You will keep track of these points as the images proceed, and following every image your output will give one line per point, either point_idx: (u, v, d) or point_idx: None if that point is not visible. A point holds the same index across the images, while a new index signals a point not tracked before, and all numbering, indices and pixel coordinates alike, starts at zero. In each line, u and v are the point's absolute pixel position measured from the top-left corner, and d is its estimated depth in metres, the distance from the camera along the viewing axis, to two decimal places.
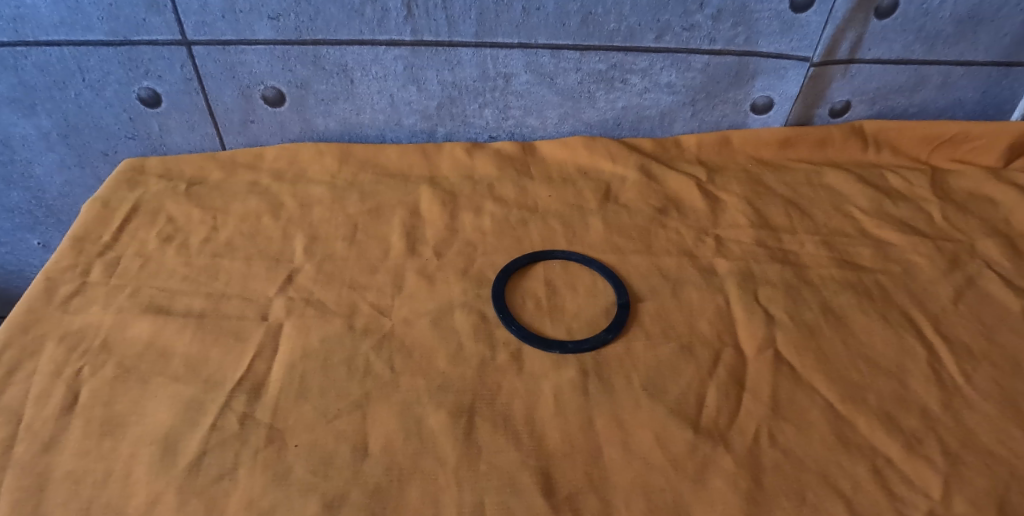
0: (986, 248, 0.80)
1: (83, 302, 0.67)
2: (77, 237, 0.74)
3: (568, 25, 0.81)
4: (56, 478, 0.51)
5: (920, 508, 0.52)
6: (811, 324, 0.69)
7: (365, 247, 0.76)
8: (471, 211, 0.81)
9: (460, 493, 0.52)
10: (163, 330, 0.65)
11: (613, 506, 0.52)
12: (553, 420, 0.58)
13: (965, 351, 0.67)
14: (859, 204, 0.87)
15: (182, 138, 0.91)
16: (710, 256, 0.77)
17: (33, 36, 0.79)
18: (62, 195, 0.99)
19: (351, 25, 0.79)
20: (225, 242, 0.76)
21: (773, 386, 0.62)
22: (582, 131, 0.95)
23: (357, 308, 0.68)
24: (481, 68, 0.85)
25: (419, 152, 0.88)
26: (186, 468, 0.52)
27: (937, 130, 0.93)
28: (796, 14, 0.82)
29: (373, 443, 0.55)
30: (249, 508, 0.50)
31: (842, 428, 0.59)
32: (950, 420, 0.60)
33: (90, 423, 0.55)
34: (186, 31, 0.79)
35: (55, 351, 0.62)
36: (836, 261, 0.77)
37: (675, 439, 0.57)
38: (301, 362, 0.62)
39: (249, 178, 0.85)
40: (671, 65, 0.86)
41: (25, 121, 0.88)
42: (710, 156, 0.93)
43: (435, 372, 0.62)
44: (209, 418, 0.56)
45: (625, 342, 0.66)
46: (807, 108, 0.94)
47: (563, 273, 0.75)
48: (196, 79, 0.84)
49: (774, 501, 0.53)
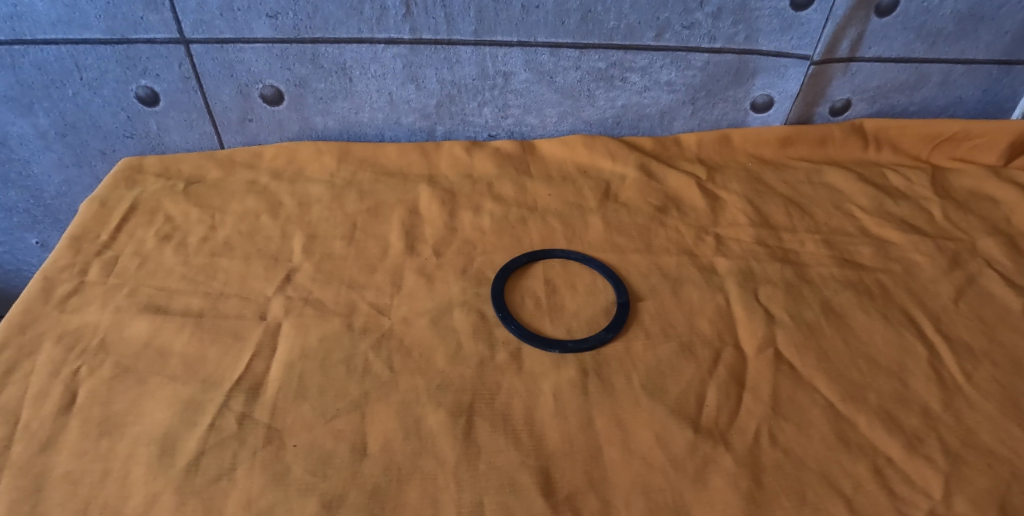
0: (987, 247, 0.79)
1: (80, 301, 0.67)
2: (75, 236, 0.74)
3: (568, 23, 0.81)
4: (54, 479, 0.51)
5: (921, 508, 0.52)
6: (811, 323, 0.68)
7: (364, 246, 0.75)
8: (471, 210, 0.81)
9: (460, 493, 0.52)
10: (161, 329, 0.64)
11: (613, 506, 0.52)
12: (553, 420, 0.58)
13: (966, 350, 0.66)
14: (859, 202, 0.86)
15: (180, 137, 0.91)
16: (710, 255, 0.77)
17: (30, 34, 0.78)
18: (61, 194, 0.98)
19: (349, 23, 0.79)
20: (224, 242, 0.75)
21: (773, 386, 0.62)
22: (582, 130, 0.94)
23: (356, 308, 0.68)
24: (480, 67, 0.84)
25: (418, 151, 0.88)
26: (185, 468, 0.52)
27: (937, 128, 0.93)
28: (797, 12, 0.82)
29: (372, 443, 0.55)
30: (248, 508, 0.50)
31: (842, 428, 0.58)
32: (950, 420, 0.59)
33: (88, 423, 0.55)
34: (184, 29, 0.78)
35: (53, 351, 0.61)
36: (837, 260, 0.77)
37: (675, 439, 0.56)
38: (300, 361, 0.62)
39: (247, 177, 0.85)
40: (671, 63, 0.86)
41: (23, 120, 0.87)
42: (710, 155, 0.92)
43: (434, 372, 0.61)
44: (208, 417, 0.56)
45: (625, 342, 0.66)
46: (807, 107, 0.93)
47: (563, 273, 0.74)
48: (194, 78, 0.83)
49: (774, 501, 0.52)
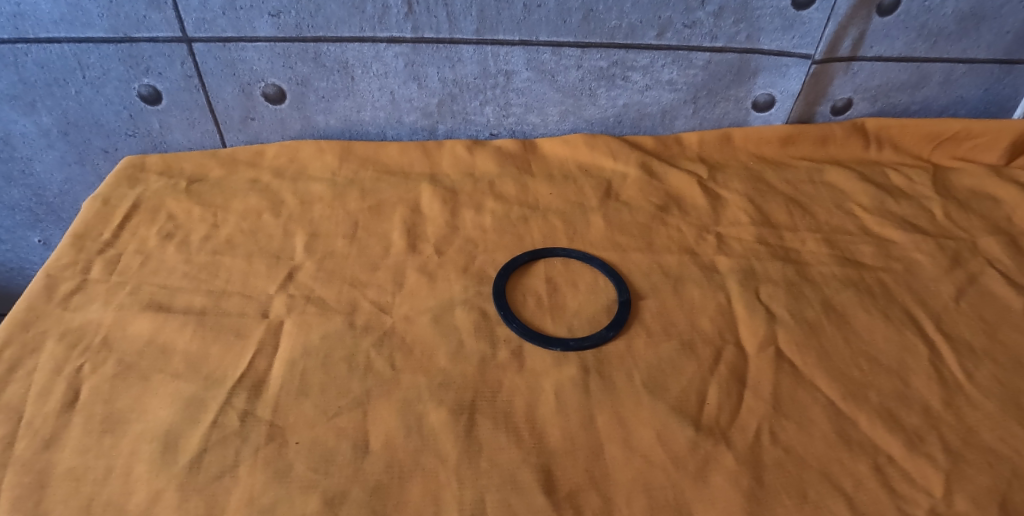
0: (988, 246, 0.79)
1: (83, 300, 0.67)
2: (78, 234, 0.74)
3: (569, 22, 0.81)
4: (57, 475, 0.51)
5: (922, 506, 0.52)
6: (812, 321, 0.69)
7: (365, 244, 0.76)
8: (472, 209, 0.81)
9: (461, 490, 0.52)
10: (164, 326, 0.65)
11: (614, 504, 0.52)
12: (555, 417, 0.58)
13: (967, 349, 0.66)
14: (860, 201, 0.86)
15: (182, 135, 0.91)
16: (711, 253, 0.77)
17: (33, 33, 0.78)
18: (63, 192, 0.99)
19: (351, 22, 0.79)
20: (226, 240, 0.75)
21: (774, 383, 0.62)
22: (583, 128, 0.94)
23: (357, 306, 0.68)
24: (481, 65, 0.85)
25: (420, 150, 0.88)
26: (186, 465, 0.52)
27: (938, 127, 0.93)
28: (799, 11, 0.82)
29: (374, 440, 0.55)
30: (250, 506, 0.50)
31: (843, 425, 0.59)
32: (951, 417, 0.59)
33: (91, 419, 0.55)
34: (186, 28, 0.79)
35: (55, 349, 0.61)
36: (838, 259, 0.77)
37: (676, 437, 0.57)
38: (302, 358, 0.62)
39: (249, 175, 0.85)
40: (672, 62, 0.86)
41: (25, 119, 0.88)
42: (711, 153, 0.92)
43: (435, 370, 0.62)
44: (209, 415, 0.56)
45: (625, 340, 0.66)
46: (809, 106, 0.93)
47: (564, 270, 0.75)
48: (196, 76, 0.83)
49: (775, 499, 0.52)
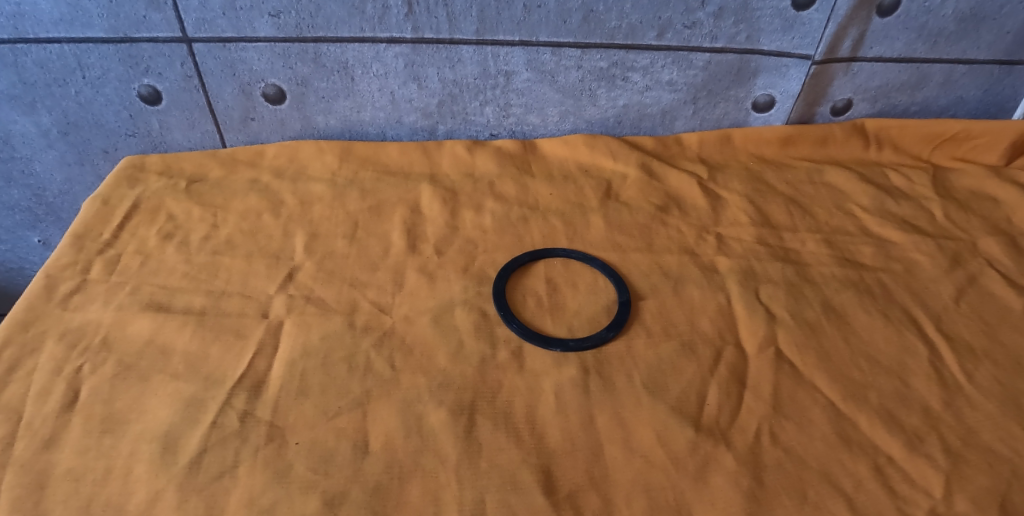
0: (988, 246, 0.79)
1: (82, 300, 0.67)
2: (77, 234, 0.74)
3: (569, 22, 0.81)
4: (56, 475, 0.51)
5: (922, 507, 0.52)
6: (812, 321, 0.69)
7: (365, 244, 0.76)
8: (472, 209, 0.81)
9: (461, 491, 0.52)
10: (163, 327, 0.65)
11: (614, 504, 0.52)
12: (554, 418, 0.58)
13: (967, 349, 0.66)
14: (860, 201, 0.86)
15: (182, 136, 0.91)
16: (711, 253, 0.77)
17: (33, 32, 0.78)
18: (63, 192, 0.98)
19: (351, 23, 0.79)
20: (226, 240, 0.75)
21: (774, 384, 0.62)
22: (583, 129, 0.94)
23: (357, 306, 0.68)
24: (481, 66, 0.85)
25: (419, 150, 0.88)
26: (186, 465, 0.52)
27: (938, 128, 0.93)
28: (799, 12, 0.82)
29: (373, 441, 0.55)
30: (249, 506, 0.50)
31: (843, 426, 0.59)
32: (951, 418, 0.60)
33: (91, 420, 0.55)
34: (186, 28, 0.79)
35: (55, 349, 0.61)
36: (837, 260, 0.77)
37: (676, 437, 0.57)
38: (302, 359, 0.62)
39: (249, 175, 0.85)
40: (672, 63, 0.86)
41: (25, 119, 0.88)
42: (711, 153, 0.92)
43: (435, 370, 0.61)
44: (209, 415, 0.56)
45: (625, 340, 0.66)
46: (809, 106, 0.93)
47: (564, 271, 0.75)
48: (196, 76, 0.83)
49: (775, 499, 0.52)
